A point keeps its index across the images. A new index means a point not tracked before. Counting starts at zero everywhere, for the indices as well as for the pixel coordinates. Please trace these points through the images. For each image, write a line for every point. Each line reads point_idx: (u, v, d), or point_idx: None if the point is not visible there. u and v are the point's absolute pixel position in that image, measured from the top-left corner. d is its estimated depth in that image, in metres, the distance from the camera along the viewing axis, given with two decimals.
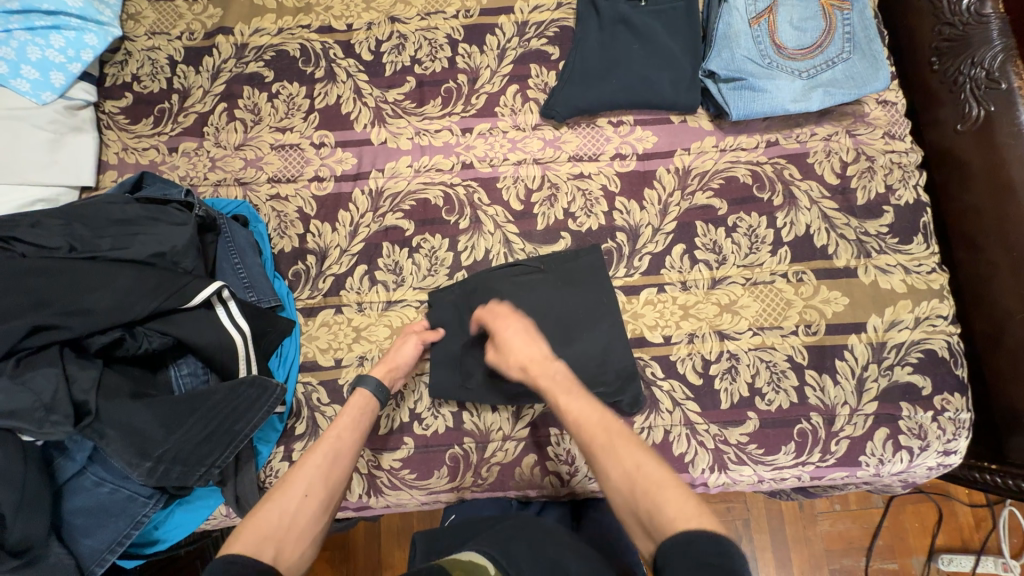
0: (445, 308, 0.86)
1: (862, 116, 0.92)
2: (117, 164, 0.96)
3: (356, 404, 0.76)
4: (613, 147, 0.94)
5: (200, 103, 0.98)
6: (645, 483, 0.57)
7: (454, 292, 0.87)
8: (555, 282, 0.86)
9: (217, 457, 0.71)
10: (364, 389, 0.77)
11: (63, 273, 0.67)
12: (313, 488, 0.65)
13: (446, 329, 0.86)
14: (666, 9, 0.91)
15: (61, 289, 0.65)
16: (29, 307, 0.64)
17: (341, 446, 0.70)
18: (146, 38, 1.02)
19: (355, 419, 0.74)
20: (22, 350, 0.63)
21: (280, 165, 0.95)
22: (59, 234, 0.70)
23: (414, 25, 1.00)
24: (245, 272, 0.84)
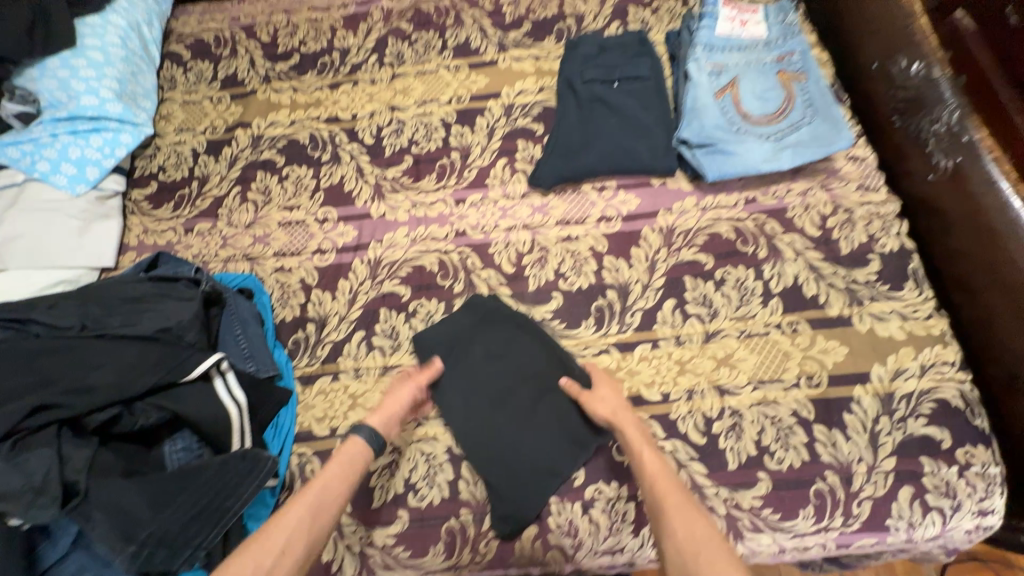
0: (462, 319, 0.91)
1: (834, 172, 0.97)
2: (136, 246, 1.03)
3: (346, 449, 0.76)
4: (598, 211, 0.99)
5: (217, 187, 1.07)
6: (708, 552, 0.63)
7: (475, 314, 0.91)
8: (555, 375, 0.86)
9: (204, 537, 0.68)
10: (357, 436, 0.77)
11: (73, 353, 0.70)
12: (290, 546, 0.66)
13: (454, 335, 0.90)
14: (638, 87, 1.00)
15: (69, 369, 0.68)
16: (35, 388, 0.66)
17: (326, 497, 0.71)
18: (174, 134, 1.15)
19: (347, 461, 0.75)
20: (19, 429, 0.63)
21: (286, 240, 1.01)
22: (73, 314, 0.74)
23: (411, 112, 1.12)
24: (245, 342, 0.85)
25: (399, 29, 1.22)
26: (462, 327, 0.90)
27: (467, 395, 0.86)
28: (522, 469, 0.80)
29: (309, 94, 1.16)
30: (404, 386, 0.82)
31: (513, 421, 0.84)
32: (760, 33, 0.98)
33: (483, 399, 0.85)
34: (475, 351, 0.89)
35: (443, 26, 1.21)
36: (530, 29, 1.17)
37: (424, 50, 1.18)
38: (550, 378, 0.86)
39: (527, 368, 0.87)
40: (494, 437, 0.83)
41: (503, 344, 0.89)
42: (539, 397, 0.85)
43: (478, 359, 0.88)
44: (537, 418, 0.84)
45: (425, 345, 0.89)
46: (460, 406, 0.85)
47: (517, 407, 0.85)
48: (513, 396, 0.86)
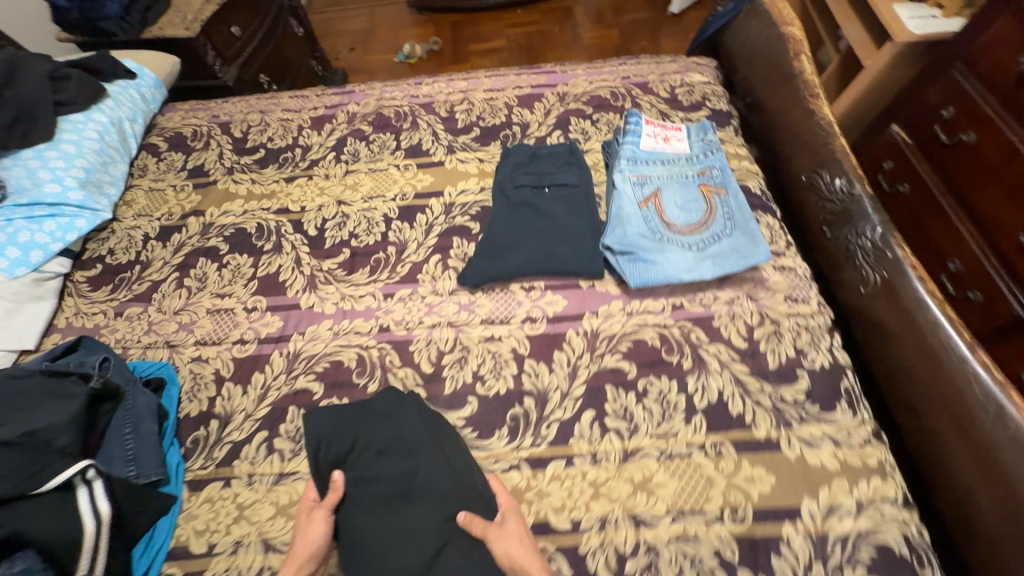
0: (368, 405, 0.86)
1: (761, 281, 0.96)
2: (63, 328, 1.03)
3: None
4: (524, 311, 0.97)
5: (157, 272, 1.10)
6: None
7: (381, 403, 0.86)
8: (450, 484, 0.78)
9: None
10: None
11: None
12: None
13: (352, 425, 0.83)
14: (567, 195, 1.06)
15: None
16: None
17: None
18: (131, 220, 1.20)
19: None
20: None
21: (211, 328, 1.01)
22: None
23: (357, 207, 1.16)
24: (133, 443, 0.80)
25: (360, 130, 1.32)
26: (376, 414, 0.85)
27: (361, 491, 0.77)
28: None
29: (265, 186, 1.23)
30: (318, 516, 0.73)
31: (405, 534, 0.73)
32: (682, 150, 1.06)
33: (372, 500, 0.76)
34: (369, 445, 0.81)
35: (399, 130, 1.30)
36: (479, 135, 1.26)
37: (379, 150, 1.27)
38: (452, 487, 0.77)
39: (432, 470, 0.79)
40: (377, 549, 0.72)
41: (415, 440, 0.82)
42: (432, 510, 0.75)
43: (369, 454, 0.80)
44: (432, 534, 0.73)
45: (317, 428, 0.83)
46: (350, 506, 0.76)
47: (413, 517, 0.74)
48: (413, 502, 0.76)
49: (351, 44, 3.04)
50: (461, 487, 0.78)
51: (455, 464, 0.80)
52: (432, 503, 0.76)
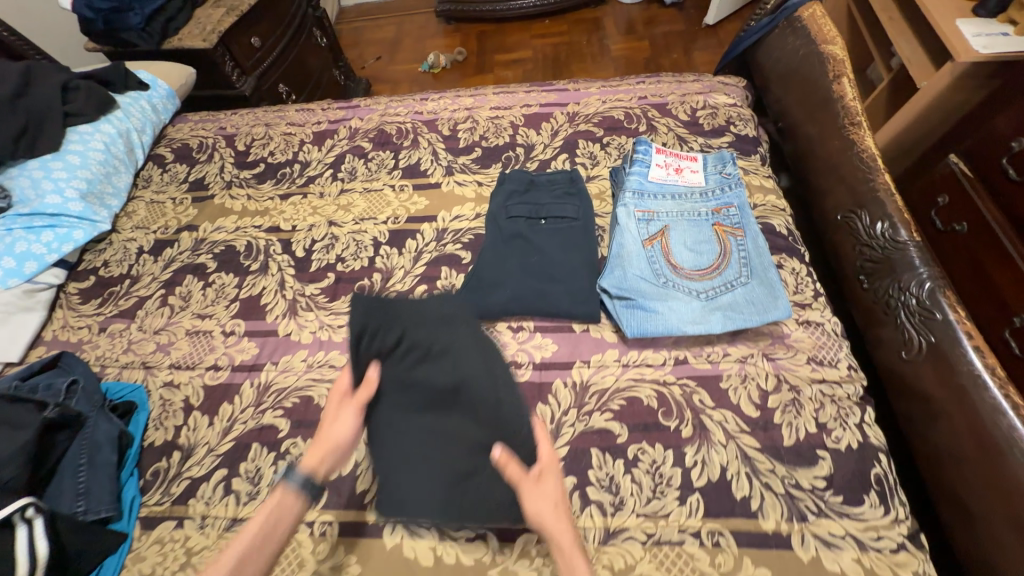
0: (419, 303, 0.77)
1: (780, 337, 0.84)
2: (49, 340, 1.03)
3: (273, 506, 0.61)
4: (509, 354, 0.89)
5: (145, 288, 1.09)
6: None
7: (433, 305, 0.77)
8: (487, 414, 0.71)
9: None
10: (287, 488, 0.62)
11: None
12: None
13: (399, 322, 0.75)
14: (565, 228, 0.97)
15: None
16: None
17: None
18: (129, 231, 1.20)
19: (275, 526, 0.60)
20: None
21: (187, 351, 0.98)
22: None
23: (347, 228, 1.12)
24: (84, 476, 0.77)
25: (360, 147, 1.28)
26: (426, 316, 0.76)
27: (397, 394, 0.74)
28: (415, 498, 0.70)
29: (260, 203, 1.21)
30: (349, 410, 0.69)
31: (434, 444, 0.72)
32: (696, 184, 0.96)
33: (407, 402, 0.73)
34: (412, 346, 0.74)
35: (399, 147, 1.25)
36: (480, 155, 1.19)
37: (376, 168, 1.22)
38: (492, 416, 0.70)
39: (474, 391, 0.71)
40: (404, 450, 0.72)
41: (461, 359, 0.73)
42: (466, 433, 0.71)
43: (411, 357, 0.73)
44: (460, 452, 0.71)
45: (359, 315, 0.74)
46: (383, 404, 0.73)
47: (444, 433, 0.72)
48: (449, 417, 0.73)
49: (379, 53, 3.05)
50: (499, 422, 0.70)
51: (497, 392, 0.71)
52: (467, 425, 0.72)
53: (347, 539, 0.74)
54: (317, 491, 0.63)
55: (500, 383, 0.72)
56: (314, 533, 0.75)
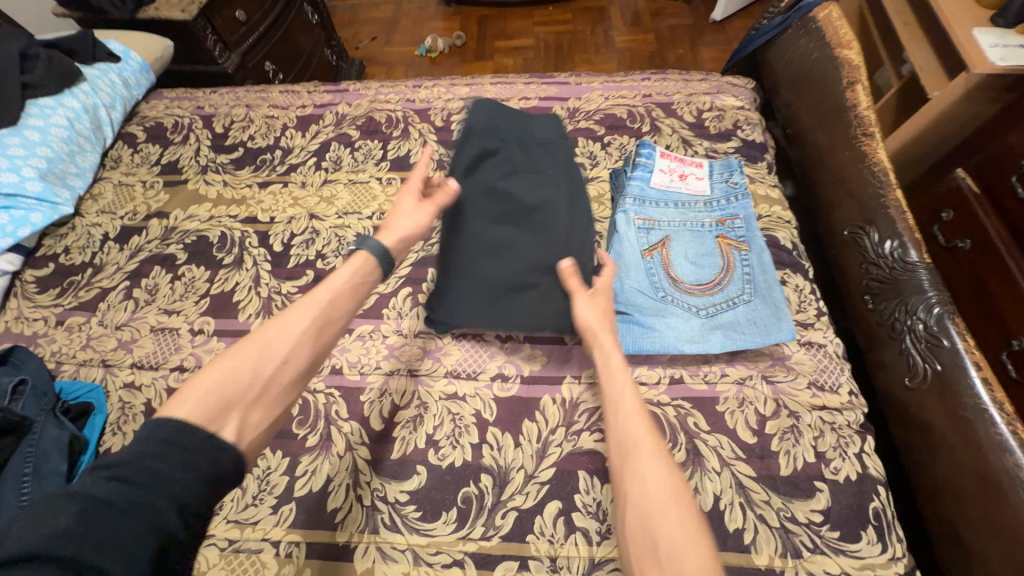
0: (515, 132, 0.90)
1: (781, 359, 0.80)
2: (1, 331, 0.96)
3: (347, 271, 0.71)
4: (496, 365, 0.85)
5: (108, 279, 1.02)
6: (678, 511, 0.54)
7: (528, 138, 0.91)
8: (555, 234, 0.83)
9: None
10: (368, 252, 0.74)
11: None
12: (293, 354, 0.62)
13: (499, 143, 0.88)
14: None
15: None
16: None
17: (330, 318, 0.67)
18: (94, 216, 1.12)
19: (343, 287, 0.69)
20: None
21: (150, 349, 0.91)
22: None
23: (329, 222, 1.05)
24: (29, 487, 0.70)
25: (346, 135, 1.20)
26: (520, 140, 0.90)
27: (478, 202, 0.85)
28: (473, 296, 0.82)
29: (237, 191, 1.13)
30: (422, 211, 0.81)
31: (503, 251, 0.82)
32: (700, 193, 0.91)
33: (486, 209, 0.84)
34: (506, 163, 0.87)
35: (388, 137, 1.18)
36: None
37: (363, 158, 1.15)
38: (563, 235, 0.83)
39: (551, 213, 0.84)
40: (473, 254, 0.83)
41: (545, 183, 0.87)
42: (533, 245, 0.82)
43: (504, 172, 0.86)
44: (525, 261, 0.81)
45: (475, 127, 0.88)
46: (465, 210, 0.85)
47: (515, 243, 0.82)
48: (523, 232, 0.84)
49: (374, 34, 2.93)
50: (567, 245, 0.83)
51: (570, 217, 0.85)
52: (539, 241, 0.83)
53: (314, 561, 0.69)
54: (391, 264, 0.76)
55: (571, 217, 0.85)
56: (280, 553, 0.70)
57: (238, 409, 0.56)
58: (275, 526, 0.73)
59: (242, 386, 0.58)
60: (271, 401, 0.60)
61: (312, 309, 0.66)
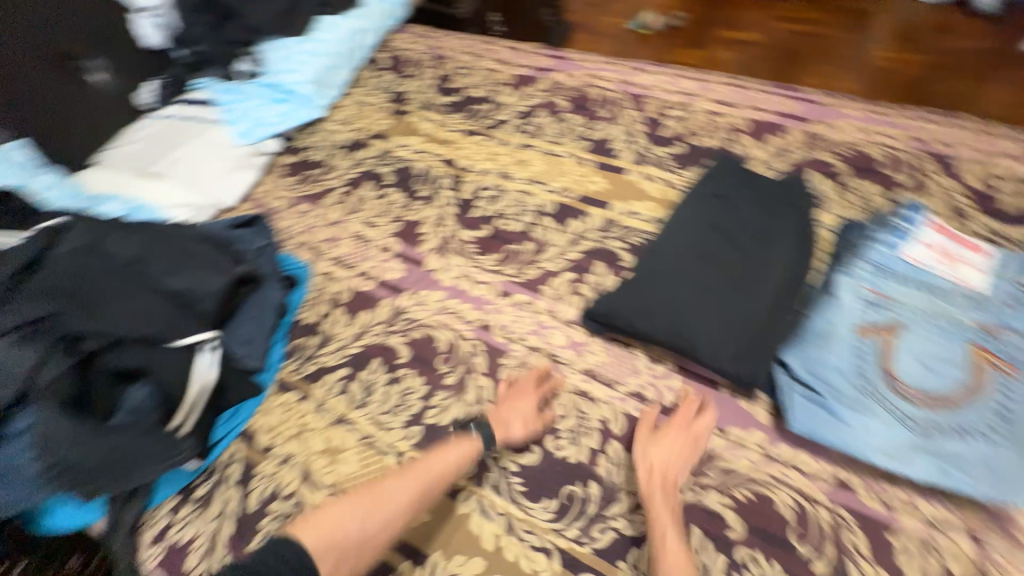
0: (758, 184, 0.91)
1: (1006, 521, 0.62)
2: (255, 198, 1.21)
3: (452, 452, 0.74)
4: (637, 383, 0.81)
5: (332, 180, 1.21)
6: None
7: (771, 190, 0.89)
8: (766, 281, 0.78)
9: (95, 489, 0.71)
10: (475, 442, 0.75)
11: (106, 279, 0.78)
12: (394, 518, 0.67)
13: (736, 189, 0.91)
14: (767, 273, 0.79)
15: (95, 293, 0.76)
16: (67, 298, 0.75)
17: (430, 492, 0.70)
18: (335, 124, 1.33)
19: (449, 468, 0.72)
20: (13, 332, 0.71)
21: (348, 250, 1.07)
22: (136, 245, 0.84)
23: (517, 185, 1.09)
24: (251, 328, 0.89)
25: (555, 105, 1.22)
26: (761, 191, 0.89)
27: (697, 228, 0.87)
28: (647, 300, 0.80)
29: (446, 133, 1.23)
30: (523, 399, 0.80)
31: (704, 276, 0.81)
32: (963, 288, 0.74)
33: (702, 235, 0.86)
34: (738, 206, 0.88)
35: (595, 117, 1.17)
36: (681, 152, 1.06)
37: (565, 131, 1.16)
38: (774, 286, 0.77)
39: (769, 261, 0.80)
40: (666, 266, 0.83)
41: (775, 234, 0.83)
42: (739, 282, 0.79)
43: (733, 213, 0.87)
44: (717, 292, 0.78)
45: (720, 172, 0.94)
46: (682, 230, 0.87)
47: (713, 272, 0.81)
48: (724, 265, 0.81)
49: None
50: (774, 296, 0.76)
51: (791, 274, 0.79)
52: (735, 278, 0.79)
53: None
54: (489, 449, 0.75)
55: (782, 270, 0.79)
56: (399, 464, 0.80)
57: (335, 557, 0.63)
58: (402, 439, 0.82)
59: (345, 538, 0.64)
60: (362, 562, 0.65)
61: (415, 479, 0.70)
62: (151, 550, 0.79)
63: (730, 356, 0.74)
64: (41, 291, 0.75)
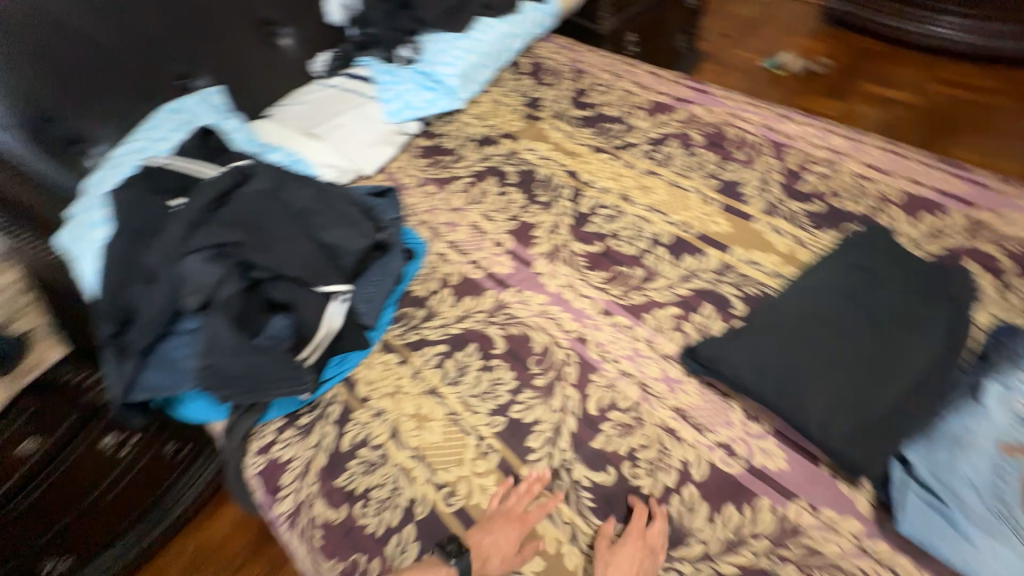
0: (908, 266, 0.85)
1: None
2: (389, 172, 1.33)
3: None
4: (728, 435, 0.79)
5: (460, 170, 1.29)
6: None
7: (922, 276, 0.83)
8: (898, 370, 0.74)
9: (229, 394, 0.81)
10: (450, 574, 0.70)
11: (278, 220, 0.90)
12: None
13: (881, 265, 0.85)
14: (902, 362, 0.74)
15: (268, 230, 0.88)
16: (247, 229, 0.87)
17: None
18: (470, 117, 1.42)
19: None
20: (210, 250, 0.83)
21: (464, 237, 1.14)
22: (305, 197, 0.96)
23: (637, 210, 1.11)
24: (372, 290, 0.99)
25: (689, 138, 1.22)
26: (911, 275, 0.84)
27: (829, 296, 0.83)
28: (759, 356, 0.78)
29: (574, 145, 1.28)
30: (509, 528, 0.75)
31: (828, 347, 0.77)
32: None
33: (833, 304, 0.82)
34: (881, 285, 0.83)
35: (729, 157, 1.15)
36: (817, 212, 1.01)
37: (694, 166, 1.15)
38: (907, 378, 0.73)
39: (906, 350, 0.75)
40: (788, 325, 0.81)
41: (921, 323, 0.78)
42: (866, 364, 0.75)
43: (874, 290, 0.83)
44: (839, 367, 0.75)
45: (867, 245, 0.89)
46: (812, 294, 0.84)
47: (838, 345, 0.77)
48: (851, 342, 0.77)
49: (724, 31, 2.81)
50: (905, 388, 0.72)
51: (931, 371, 0.73)
52: (862, 359, 0.75)
53: (500, 473, 0.82)
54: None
55: (920, 363, 0.74)
56: (478, 447, 0.85)
57: None
58: (485, 424, 0.87)
59: None
60: None
61: None
62: (256, 459, 0.91)
63: (842, 437, 0.70)
64: (230, 218, 0.88)
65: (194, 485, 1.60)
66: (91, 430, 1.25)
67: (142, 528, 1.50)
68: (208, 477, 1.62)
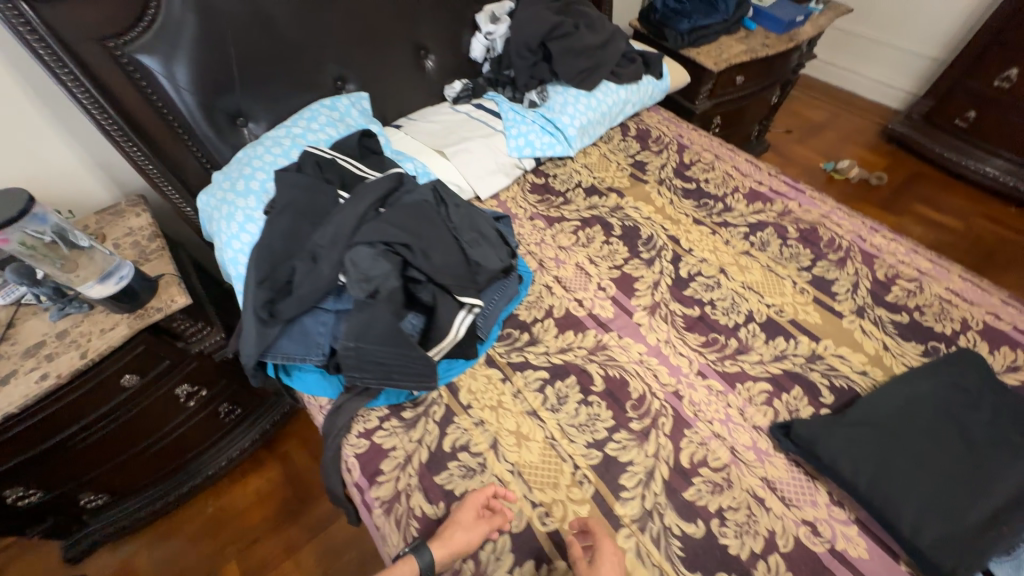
0: (994, 393, 0.93)
1: None
2: (501, 199, 1.44)
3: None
4: (812, 514, 0.85)
5: (568, 212, 1.40)
6: None
7: (1010, 406, 0.91)
8: (988, 489, 0.80)
9: (366, 377, 0.88)
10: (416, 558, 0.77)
11: (434, 230, 1.00)
12: None
13: (970, 387, 0.93)
14: (992, 483, 0.80)
15: (426, 237, 0.98)
16: (409, 232, 0.97)
17: None
18: (579, 166, 1.55)
19: None
20: (377, 246, 0.93)
21: (569, 274, 1.24)
22: (455, 214, 1.06)
23: (734, 284, 1.20)
24: (490, 307, 1.07)
25: (784, 229, 1.33)
26: (1001, 403, 0.91)
27: (926, 406, 0.90)
28: (856, 448, 0.85)
29: (676, 212, 1.39)
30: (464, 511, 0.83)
31: (923, 453, 0.84)
32: None
33: (928, 415, 0.89)
34: (971, 406, 0.91)
35: (821, 255, 1.25)
36: (903, 324, 1.10)
37: (788, 256, 1.26)
38: (996, 498, 0.79)
39: (997, 472, 0.82)
40: (884, 426, 0.88)
41: (1011, 451, 0.84)
42: (957, 477, 0.81)
43: (965, 409, 0.90)
44: (932, 475, 0.82)
45: (960, 365, 0.97)
46: (909, 401, 0.91)
47: (931, 454, 0.84)
48: (944, 455, 0.84)
49: (790, 127, 3.00)
50: (995, 508, 0.78)
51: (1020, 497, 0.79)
52: (955, 473, 0.82)
53: (593, 504, 0.87)
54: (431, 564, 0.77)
55: (1011, 490, 0.80)
56: (574, 475, 0.90)
57: None
58: (581, 455, 0.93)
59: None
60: None
61: None
62: (358, 441, 0.97)
63: (931, 540, 0.76)
64: (395, 220, 0.98)
65: (226, 452, 1.61)
66: (170, 376, 1.30)
67: (173, 482, 1.53)
68: (241, 448, 1.63)
